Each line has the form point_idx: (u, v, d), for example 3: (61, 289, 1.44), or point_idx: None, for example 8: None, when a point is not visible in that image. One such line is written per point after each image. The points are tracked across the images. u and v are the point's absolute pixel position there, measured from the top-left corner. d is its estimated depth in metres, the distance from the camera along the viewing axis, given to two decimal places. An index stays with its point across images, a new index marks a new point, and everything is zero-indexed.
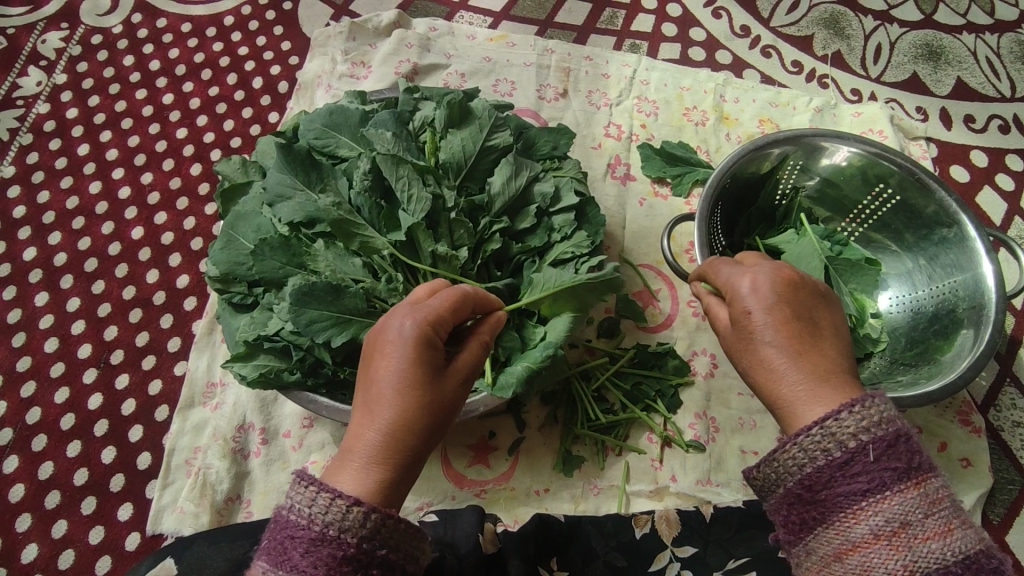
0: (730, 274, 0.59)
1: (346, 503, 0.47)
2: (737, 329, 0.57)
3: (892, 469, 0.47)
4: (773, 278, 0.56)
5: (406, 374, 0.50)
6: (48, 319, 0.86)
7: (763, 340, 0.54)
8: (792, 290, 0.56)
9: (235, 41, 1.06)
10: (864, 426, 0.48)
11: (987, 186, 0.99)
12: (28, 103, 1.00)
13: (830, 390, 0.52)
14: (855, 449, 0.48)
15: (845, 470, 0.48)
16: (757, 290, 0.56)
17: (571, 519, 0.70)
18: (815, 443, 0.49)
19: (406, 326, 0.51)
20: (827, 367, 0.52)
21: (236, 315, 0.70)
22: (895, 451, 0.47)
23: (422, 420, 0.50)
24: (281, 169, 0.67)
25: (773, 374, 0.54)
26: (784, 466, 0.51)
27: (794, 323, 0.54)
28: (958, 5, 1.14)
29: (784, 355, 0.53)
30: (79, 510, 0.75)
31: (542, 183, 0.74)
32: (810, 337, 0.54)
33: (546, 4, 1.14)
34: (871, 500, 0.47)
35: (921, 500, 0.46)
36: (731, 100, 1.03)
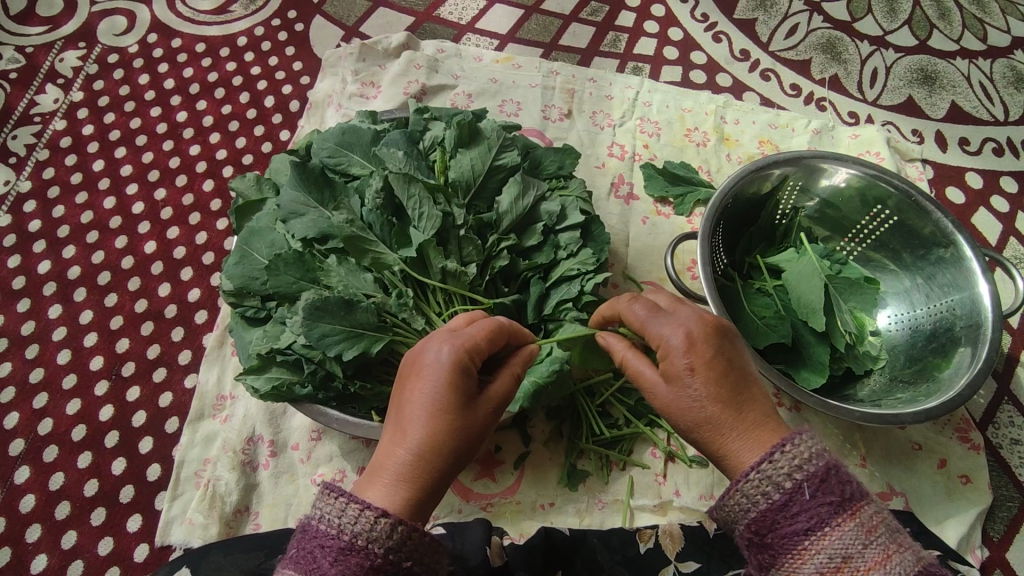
0: (652, 322, 0.58)
1: (374, 514, 0.48)
2: (661, 378, 0.57)
3: (829, 503, 0.49)
4: (692, 331, 0.56)
5: (442, 399, 0.52)
6: (61, 332, 0.87)
7: (689, 392, 0.55)
8: (708, 345, 0.55)
9: (248, 61, 1.09)
10: (796, 465, 0.51)
11: (982, 207, 1.02)
12: (45, 120, 1.02)
13: (762, 435, 0.54)
14: (792, 489, 0.50)
15: (785, 510, 0.50)
16: (679, 346, 0.56)
17: (576, 534, 0.71)
18: (755, 487, 0.51)
19: (443, 352, 0.53)
20: (745, 416, 0.54)
21: (249, 328, 0.71)
22: (828, 486, 0.50)
23: (453, 444, 0.52)
24: (296, 187, 0.70)
25: (720, 436, 0.55)
26: (733, 511, 0.53)
27: (725, 380, 0.55)
28: (951, 32, 1.18)
29: (712, 410, 0.55)
30: (89, 521, 0.76)
31: (548, 202, 0.76)
32: (730, 387, 0.55)
33: (550, 27, 1.17)
34: (813, 538, 0.49)
35: (859, 530, 0.49)
36: (731, 122, 1.06)
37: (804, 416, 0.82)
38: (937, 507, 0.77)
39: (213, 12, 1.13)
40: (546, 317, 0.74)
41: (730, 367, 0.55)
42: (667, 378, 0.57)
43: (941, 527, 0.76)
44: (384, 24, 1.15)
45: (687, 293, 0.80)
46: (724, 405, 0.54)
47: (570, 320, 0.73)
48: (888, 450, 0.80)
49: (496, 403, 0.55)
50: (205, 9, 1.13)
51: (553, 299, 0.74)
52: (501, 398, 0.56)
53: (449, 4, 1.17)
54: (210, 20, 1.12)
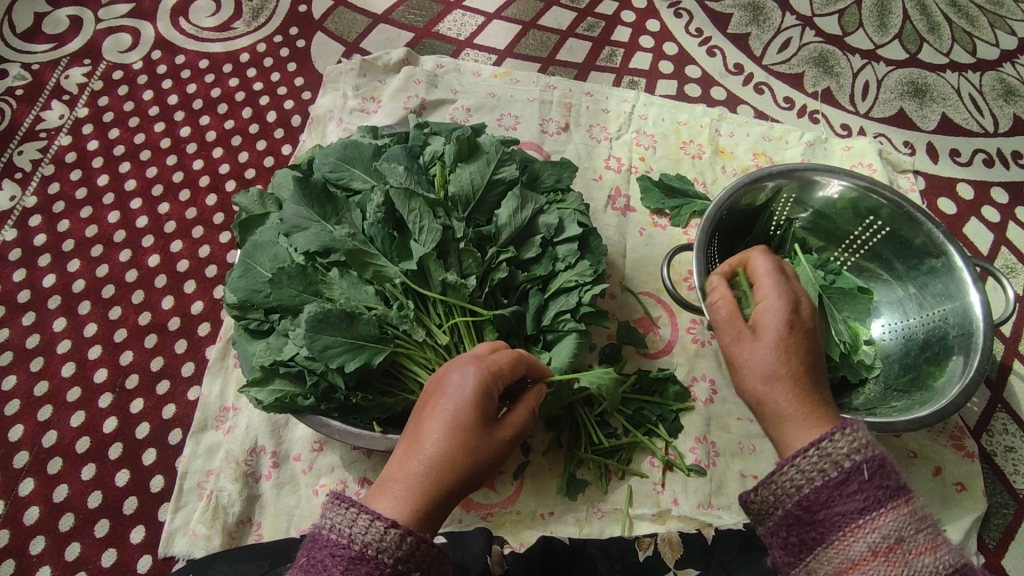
0: (768, 287, 0.66)
1: (385, 524, 0.49)
2: (745, 331, 0.65)
3: (886, 485, 0.51)
4: (790, 297, 0.65)
5: (463, 417, 0.54)
6: (65, 344, 0.88)
7: (768, 350, 0.62)
8: (795, 313, 0.64)
9: (250, 77, 1.10)
10: (856, 447, 0.53)
11: (973, 217, 1.03)
12: (50, 136, 1.04)
13: (812, 420, 0.59)
14: (850, 469, 0.53)
15: (841, 489, 0.52)
16: (774, 307, 0.64)
17: (576, 542, 0.72)
18: (812, 463, 0.54)
19: (470, 374, 0.56)
20: (808, 399, 0.61)
21: (252, 341, 0.72)
22: (885, 471, 0.52)
23: (468, 463, 0.53)
24: (299, 201, 0.71)
25: (773, 408, 0.61)
26: (782, 489, 0.55)
27: (804, 360, 0.62)
28: (941, 45, 1.20)
29: (779, 374, 0.61)
30: (92, 533, 0.77)
31: (546, 215, 0.77)
32: (801, 360, 0.62)
33: (547, 43, 1.19)
34: (868, 516, 0.50)
35: (910, 516, 0.50)
36: (726, 134, 1.07)
37: None
38: (933, 515, 0.78)
39: (216, 29, 1.15)
40: (545, 328, 0.75)
41: (807, 346, 0.63)
42: (750, 333, 0.65)
43: None
44: (384, 40, 1.17)
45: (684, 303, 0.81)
46: (791, 375, 0.61)
47: (568, 331, 0.74)
48: None
49: (511, 429, 0.58)
50: (208, 26, 1.15)
51: (552, 310, 0.75)
52: (516, 425, 0.58)
53: (448, 20, 1.20)
54: (213, 37, 1.14)
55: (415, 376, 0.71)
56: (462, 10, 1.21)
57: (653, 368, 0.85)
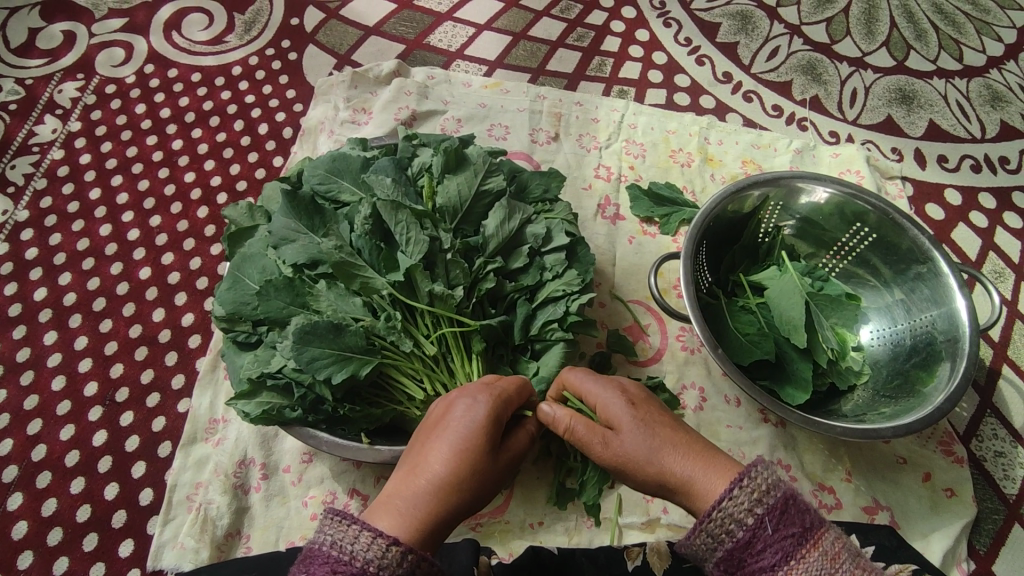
0: (591, 387, 0.62)
1: (385, 541, 0.49)
2: (606, 431, 0.60)
3: (790, 535, 0.51)
4: (618, 383, 0.62)
5: (469, 440, 0.56)
6: (56, 357, 0.88)
7: (629, 437, 0.58)
8: (637, 395, 0.61)
9: (242, 90, 1.11)
10: (755, 500, 0.52)
11: (962, 222, 1.04)
12: (43, 149, 1.05)
13: (714, 463, 0.56)
14: (754, 525, 0.52)
15: (751, 547, 0.52)
16: (613, 394, 0.61)
17: (565, 552, 0.71)
18: (717, 526, 0.53)
19: (480, 401, 0.58)
20: (705, 450, 0.57)
21: (240, 353, 0.72)
22: (787, 518, 0.51)
23: (471, 484, 0.55)
24: (286, 214, 0.71)
25: (687, 483, 0.56)
26: (701, 549, 0.55)
27: (665, 424, 0.59)
28: (928, 52, 1.21)
29: (664, 448, 0.57)
30: (81, 546, 0.77)
31: (534, 225, 0.78)
32: (668, 423, 0.59)
33: (537, 53, 1.20)
34: (779, 574, 0.50)
35: (823, 561, 0.50)
36: (715, 143, 1.08)
37: (789, 431, 0.84)
38: (922, 521, 0.78)
39: (209, 43, 1.16)
40: (532, 337, 0.75)
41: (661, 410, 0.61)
42: (606, 430, 0.60)
43: (927, 540, 0.77)
44: (376, 52, 1.18)
45: (671, 311, 0.81)
46: (670, 441, 0.57)
47: (556, 340, 0.74)
48: (873, 464, 0.81)
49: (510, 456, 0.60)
50: (200, 40, 1.16)
51: (540, 320, 0.75)
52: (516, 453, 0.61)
53: (439, 31, 1.21)
54: (206, 51, 1.15)
55: (403, 386, 0.72)
56: (452, 22, 1.22)
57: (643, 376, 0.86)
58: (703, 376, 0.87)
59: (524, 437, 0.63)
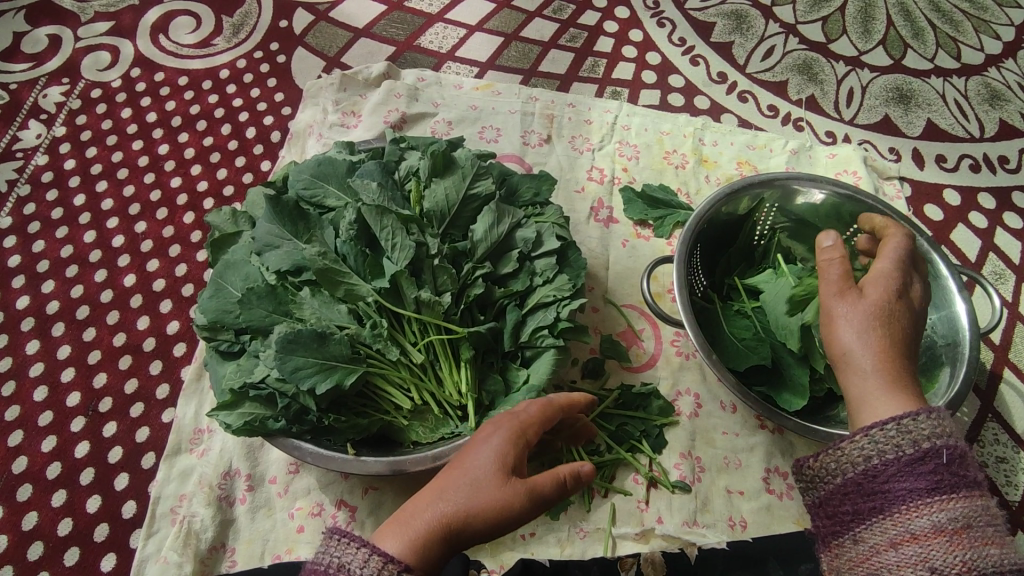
0: (884, 259, 0.66)
1: (393, 568, 0.48)
2: (853, 290, 0.63)
3: (962, 473, 0.51)
4: (897, 276, 0.64)
5: (492, 465, 0.54)
6: (38, 367, 0.87)
7: (868, 314, 0.61)
8: (898, 295, 0.63)
9: (230, 93, 1.10)
10: (938, 431, 0.53)
11: (961, 223, 1.02)
12: (27, 155, 1.03)
13: (901, 384, 0.59)
14: (927, 449, 0.52)
15: (915, 466, 0.51)
16: (886, 280, 0.63)
17: (559, 564, 0.72)
18: (890, 437, 0.53)
19: (501, 430, 0.57)
20: (898, 365, 0.60)
21: (223, 363, 0.71)
22: (963, 461, 0.51)
23: (490, 513, 0.52)
24: (270, 220, 0.70)
25: (853, 367, 0.61)
26: (851, 457, 0.55)
27: (887, 330, 0.61)
28: (925, 51, 1.19)
29: (870, 343, 0.61)
30: (63, 561, 0.75)
31: (524, 229, 0.76)
32: (894, 331, 0.61)
33: (529, 54, 1.19)
34: (936, 496, 0.50)
35: (981, 508, 0.50)
36: (709, 144, 1.06)
37: (786, 438, 0.82)
38: None
39: (196, 46, 1.14)
40: (523, 344, 0.74)
41: (905, 320, 0.62)
42: (857, 292, 0.63)
43: None
44: (365, 54, 1.16)
45: (665, 317, 0.79)
46: (876, 340, 0.61)
47: (546, 347, 0.72)
48: None
49: (532, 492, 0.54)
50: (188, 43, 1.14)
51: (530, 326, 0.73)
52: (539, 492, 0.54)
53: (430, 33, 1.19)
54: (193, 54, 1.14)
55: (389, 396, 0.70)
56: (443, 23, 1.21)
57: (636, 382, 0.84)
58: (697, 382, 0.85)
59: (551, 477, 0.55)
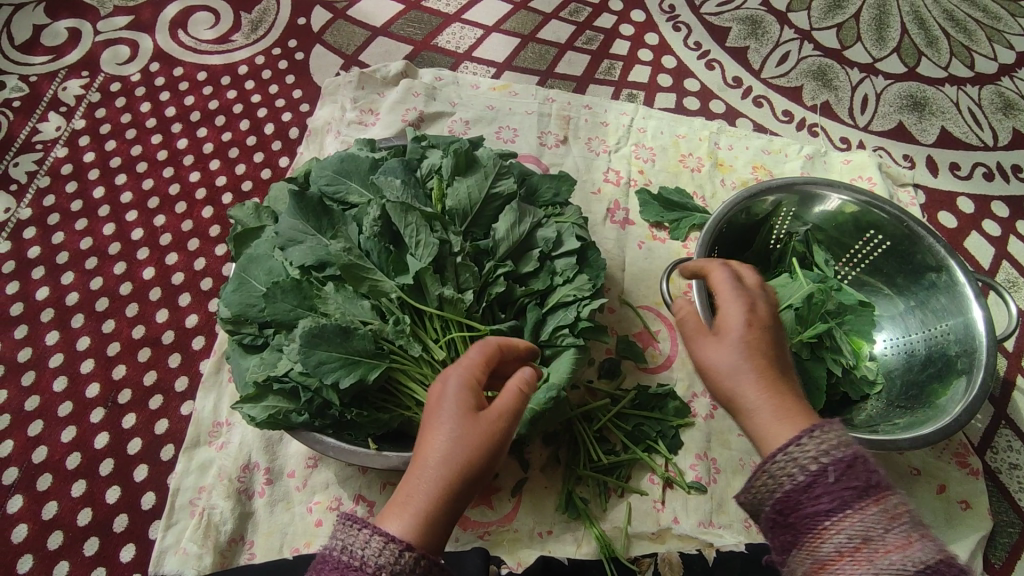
0: (728, 290, 0.63)
1: (399, 548, 0.48)
2: (710, 338, 0.62)
3: (853, 484, 0.49)
4: (744, 306, 0.62)
5: (460, 414, 0.54)
6: (58, 358, 0.87)
7: (737, 350, 0.59)
8: (762, 322, 0.61)
9: (249, 89, 1.10)
10: (823, 449, 0.51)
11: (974, 231, 1.03)
12: (46, 147, 1.04)
13: (786, 400, 0.58)
14: (816, 472, 0.50)
15: (808, 491, 0.50)
16: (735, 313, 0.61)
17: (576, 562, 0.73)
18: (779, 468, 0.52)
19: (452, 382, 0.56)
20: (784, 392, 0.58)
21: (246, 356, 0.71)
22: (853, 472, 0.50)
23: (478, 460, 0.52)
24: (293, 215, 0.70)
25: (745, 411, 0.58)
26: (759, 494, 0.54)
27: (764, 361, 0.59)
28: (939, 59, 1.20)
29: (740, 379, 0.59)
30: (82, 551, 0.75)
31: (545, 229, 0.76)
32: (771, 362, 0.59)
33: (546, 56, 1.19)
34: (835, 518, 0.48)
35: (881, 516, 0.48)
36: (725, 148, 1.07)
37: None
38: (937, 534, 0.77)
39: (215, 42, 1.15)
40: (543, 343, 0.74)
41: (773, 347, 0.60)
42: (718, 337, 0.61)
43: None
44: (383, 53, 1.17)
45: (682, 318, 0.80)
46: (750, 373, 0.59)
47: (566, 346, 0.73)
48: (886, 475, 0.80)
49: (507, 417, 0.54)
50: (206, 39, 1.15)
51: (550, 325, 0.74)
52: (513, 412, 0.55)
53: (447, 33, 1.20)
54: (211, 50, 1.14)
55: (411, 392, 0.70)
56: (460, 23, 1.21)
57: (652, 383, 0.84)
58: None
59: (516, 396, 0.56)
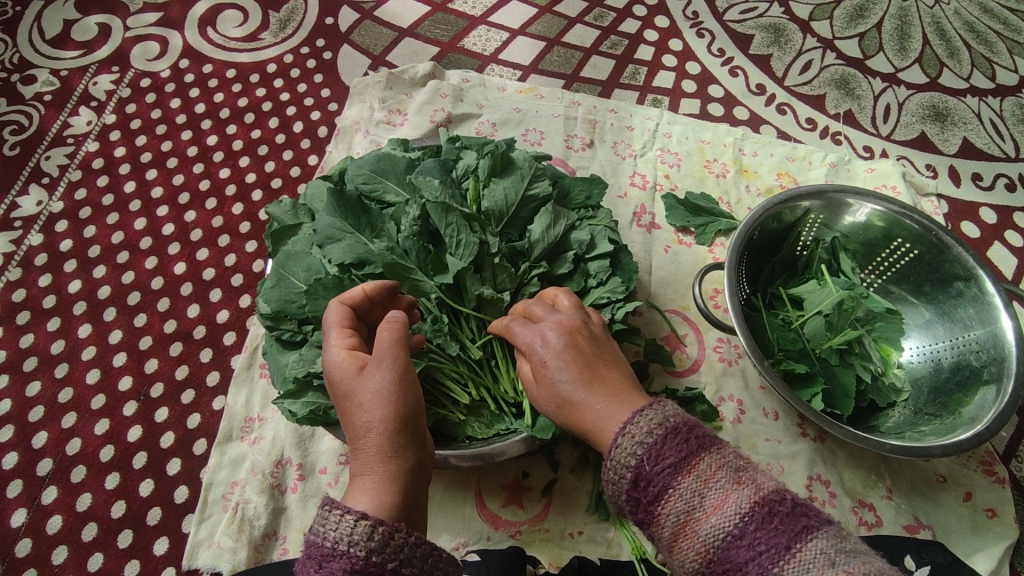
0: (521, 332, 0.63)
1: (353, 518, 0.48)
2: (534, 380, 0.62)
3: (666, 463, 0.50)
4: (545, 334, 0.60)
5: (349, 375, 0.56)
6: (91, 351, 0.87)
7: (553, 379, 0.58)
8: (556, 346, 0.59)
9: (277, 87, 1.11)
10: (637, 441, 0.51)
11: (997, 241, 1.03)
12: (78, 141, 1.04)
13: (620, 401, 0.56)
14: (637, 465, 0.51)
15: (638, 484, 0.51)
16: (537, 345, 0.60)
17: (608, 561, 0.74)
18: (611, 471, 0.53)
19: (330, 354, 0.58)
20: (609, 395, 0.56)
21: (283, 353, 0.72)
22: (664, 450, 0.50)
23: (395, 405, 0.54)
24: (332, 213, 0.70)
25: (594, 429, 0.56)
26: (611, 498, 0.54)
27: (582, 375, 0.58)
28: (960, 70, 1.21)
29: (573, 406, 0.58)
30: (116, 543, 0.75)
31: (578, 231, 0.77)
32: (593, 375, 0.58)
33: (572, 60, 1.20)
34: (664, 503, 0.49)
35: (696, 483, 0.49)
36: (750, 154, 1.08)
37: (828, 446, 0.83)
38: (964, 541, 0.78)
39: (244, 40, 1.15)
40: None
41: (583, 357, 0.59)
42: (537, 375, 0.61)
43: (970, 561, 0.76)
44: (410, 54, 1.17)
45: (712, 320, 0.81)
46: (576, 402, 0.58)
47: None
48: (913, 482, 0.81)
49: (396, 354, 0.56)
50: (235, 37, 1.16)
51: None
52: (400, 348, 0.57)
53: (474, 35, 1.21)
54: (241, 47, 1.15)
55: (448, 390, 0.71)
56: (487, 26, 1.22)
57: (681, 386, 0.85)
58: (740, 388, 0.86)
59: (391, 329, 0.57)
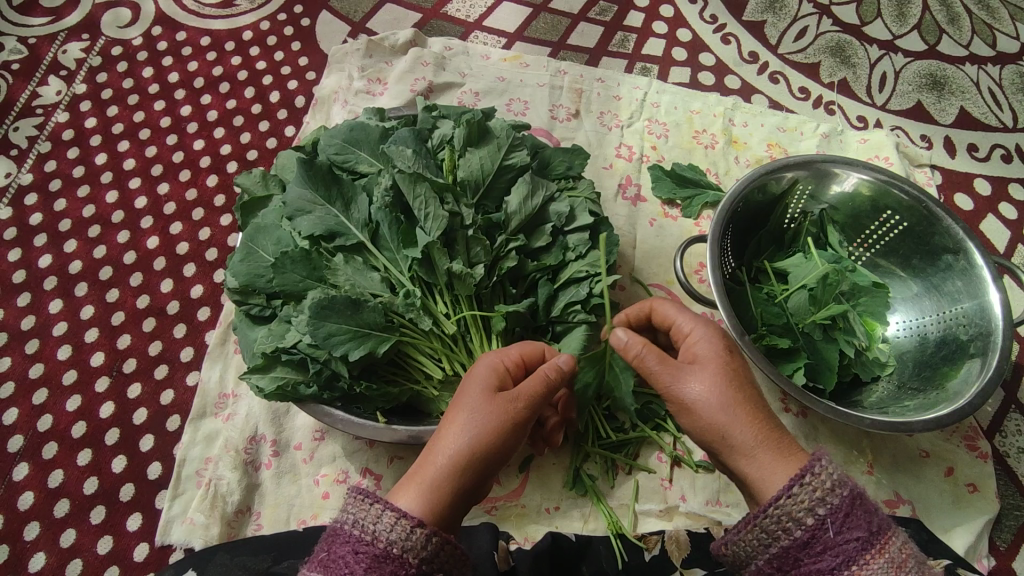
0: (680, 316, 0.64)
1: (410, 524, 0.51)
2: (684, 367, 0.60)
3: (854, 537, 0.50)
4: (719, 332, 0.62)
5: (482, 396, 0.59)
6: (62, 327, 0.86)
7: (705, 382, 0.58)
8: (727, 347, 0.61)
9: (254, 56, 1.08)
10: (818, 498, 0.52)
11: (991, 214, 1.01)
12: (47, 112, 1.02)
13: (775, 451, 0.57)
14: (815, 525, 0.51)
15: (809, 547, 0.52)
16: (710, 340, 0.61)
17: (583, 538, 0.72)
18: (774, 524, 0.53)
19: (481, 367, 0.62)
20: (766, 424, 0.58)
21: (253, 327, 0.71)
22: (853, 521, 0.51)
23: (494, 447, 0.57)
24: (301, 184, 0.68)
25: (741, 449, 0.57)
26: (750, 547, 0.55)
27: (737, 389, 0.58)
28: (960, 37, 1.17)
29: (739, 408, 0.57)
30: (88, 519, 0.75)
31: (557, 203, 0.74)
32: (748, 397, 0.58)
33: (558, 27, 1.16)
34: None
35: (888, 565, 0.50)
36: (740, 124, 1.05)
37: (810, 421, 0.82)
38: (944, 515, 0.77)
39: (219, 6, 1.12)
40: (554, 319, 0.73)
41: (748, 374, 0.60)
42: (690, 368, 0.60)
43: (948, 535, 0.76)
44: (391, 20, 1.14)
45: (695, 295, 0.79)
46: (746, 406, 0.58)
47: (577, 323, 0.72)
48: (896, 457, 0.80)
49: (526, 404, 0.58)
50: (209, 3, 1.12)
51: (562, 301, 0.72)
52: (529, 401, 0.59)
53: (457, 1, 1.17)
54: (215, 14, 1.11)
55: (420, 364, 0.71)
56: None
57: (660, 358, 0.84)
58: None
59: (537, 382, 0.60)
